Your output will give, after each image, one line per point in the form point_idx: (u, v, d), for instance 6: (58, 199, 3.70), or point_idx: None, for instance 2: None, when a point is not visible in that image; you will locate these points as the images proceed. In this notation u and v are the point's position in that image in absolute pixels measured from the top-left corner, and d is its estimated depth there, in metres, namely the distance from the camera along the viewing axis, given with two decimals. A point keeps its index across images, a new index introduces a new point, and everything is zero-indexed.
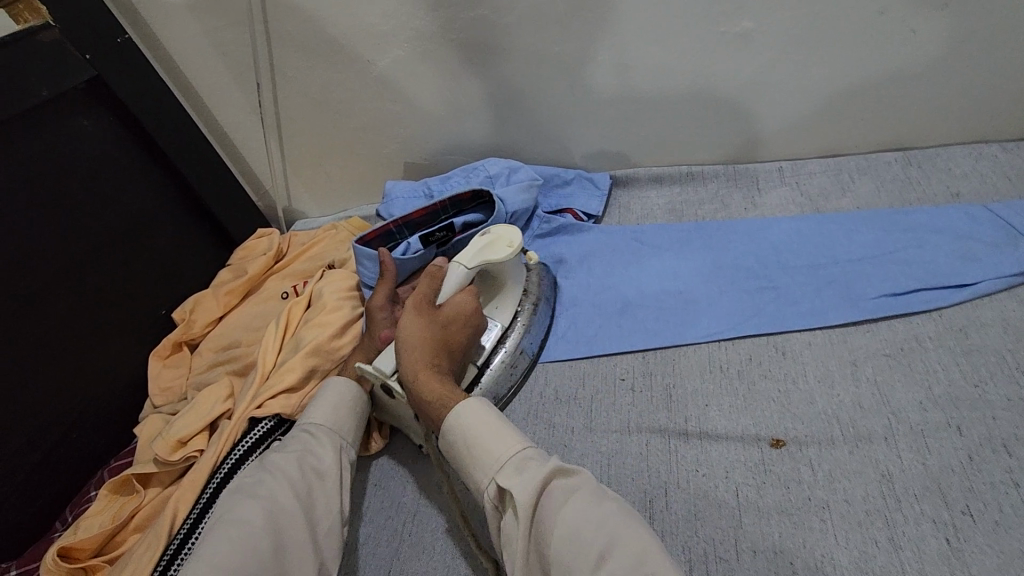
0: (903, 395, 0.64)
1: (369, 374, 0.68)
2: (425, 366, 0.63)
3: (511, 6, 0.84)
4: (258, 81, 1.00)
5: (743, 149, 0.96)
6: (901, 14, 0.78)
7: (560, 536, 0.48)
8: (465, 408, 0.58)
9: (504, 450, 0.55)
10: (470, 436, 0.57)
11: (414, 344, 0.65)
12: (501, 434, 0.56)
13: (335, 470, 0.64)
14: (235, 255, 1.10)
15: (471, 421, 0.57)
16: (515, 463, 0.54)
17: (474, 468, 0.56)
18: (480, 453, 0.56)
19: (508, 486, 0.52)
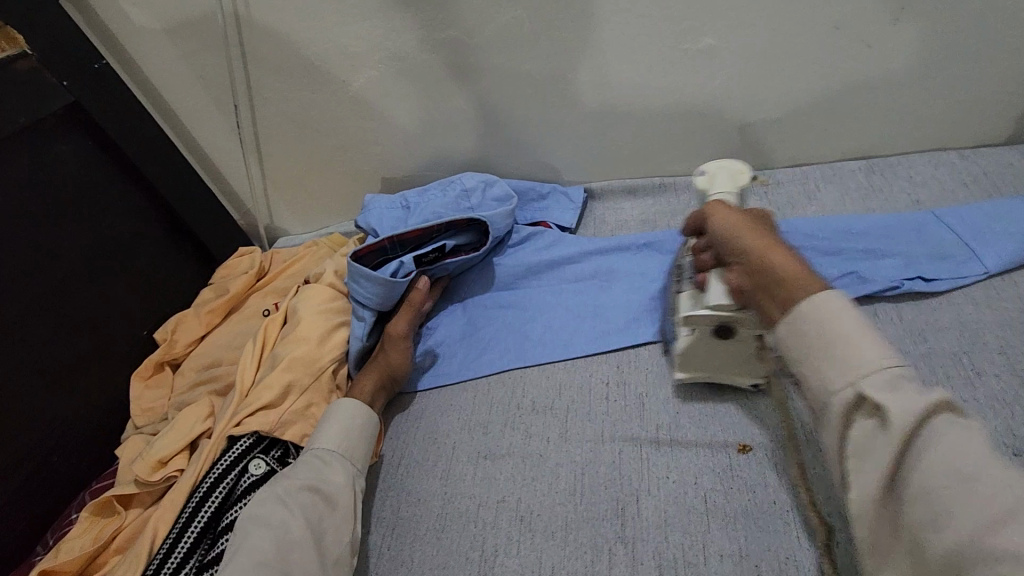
0: None
1: (705, 316, 0.65)
2: (771, 247, 0.57)
3: (484, 26, 0.87)
4: (236, 104, 1.02)
5: (714, 160, 0.98)
6: (856, 28, 0.81)
7: (943, 478, 0.42)
8: (837, 304, 0.49)
9: (874, 357, 0.46)
10: (823, 331, 0.49)
11: (741, 236, 0.60)
12: (861, 341, 0.47)
13: (348, 493, 0.66)
14: (216, 274, 1.10)
15: (838, 317, 0.48)
16: (890, 376, 0.45)
17: (812, 371, 0.49)
18: (841, 353, 0.47)
19: (885, 398, 0.44)
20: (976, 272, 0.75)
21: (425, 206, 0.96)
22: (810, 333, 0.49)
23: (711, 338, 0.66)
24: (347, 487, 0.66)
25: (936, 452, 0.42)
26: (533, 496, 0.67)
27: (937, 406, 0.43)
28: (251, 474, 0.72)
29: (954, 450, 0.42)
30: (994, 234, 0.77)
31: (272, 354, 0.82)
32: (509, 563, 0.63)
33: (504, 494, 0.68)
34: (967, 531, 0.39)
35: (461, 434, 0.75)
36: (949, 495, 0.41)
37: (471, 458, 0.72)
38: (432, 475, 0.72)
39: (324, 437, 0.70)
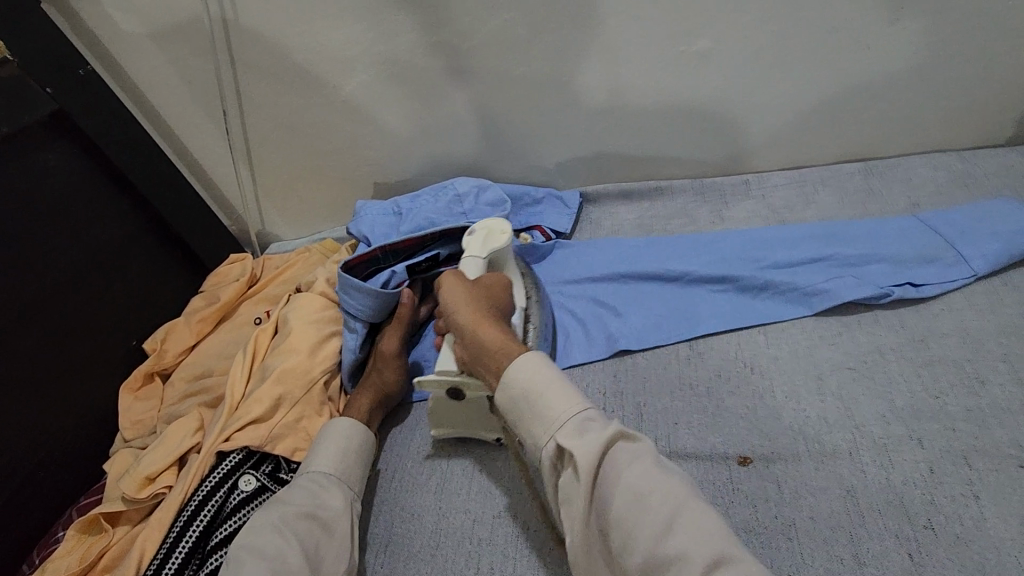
0: (866, 407, 0.64)
1: (432, 381, 0.68)
2: (483, 320, 0.64)
3: (475, 29, 0.85)
4: (225, 109, 1.00)
5: (710, 163, 0.97)
6: (852, 30, 0.80)
7: (624, 505, 0.48)
8: (525, 365, 0.57)
9: (564, 408, 0.54)
10: (533, 389, 0.56)
11: (458, 311, 0.66)
12: (564, 394, 0.55)
13: (346, 516, 0.64)
14: (207, 281, 1.09)
15: (536, 377, 0.56)
16: (577, 423, 0.53)
17: (532, 424, 0.55)
18: (541, 408, 0.55)
19: (569, 446, 0.51)
20: (963, 274, 0.72)
21: (418, 212, 0.94)
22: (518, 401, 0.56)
23: (448, 400, 0.70)
24: (346, 510, 0.64)
25: (620, 478, 0.49)
26: (529, 511, 0.66)
27: (613, 438, 0.50)
28: (241, 491, 0.71)
29: (633, 476, 0.49)
30: (982, 234, 0.73)
31: (262, 366, 0.81)
32: None
33: (499, 510, 0.67)
34: (643, 552, 0.46)
35: (456, 447, 0.74)
36: (628, 517, 0.47)
37: (465, 472, 0.71)
38: (426, 489, 0.71)
39: (323, 458, 0.68)
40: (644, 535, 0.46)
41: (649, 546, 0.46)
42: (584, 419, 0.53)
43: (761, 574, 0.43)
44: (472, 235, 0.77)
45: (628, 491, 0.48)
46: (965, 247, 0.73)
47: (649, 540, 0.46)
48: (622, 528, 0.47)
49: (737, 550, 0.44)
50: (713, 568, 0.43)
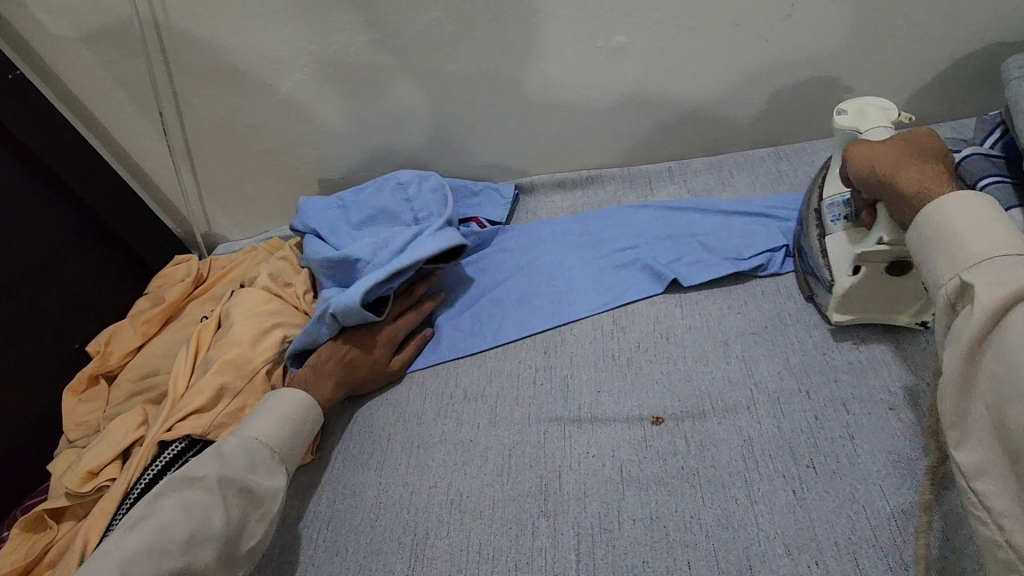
0: (764, 366, 0.71)
1: (874, 253, 0.64)
2: (906, 170, 0.58)
3: (405, 28, 0.89)
4: (161, 111, 1.01)
5: (637, 151, 1.03)
6: (753, 24, 0.87)
7: (1018, 355, 0.43)
8: (946, 206, 0.51)
9: (987, 248, 0.48)
10: (943, 231, 0.51)
11: (876, 159, 0.61)
12: (990, 232, 0.49)
13: (275, 495, 0.67)
14: (152, 283, 1.09)
15: (958, 217, 0.50)
16: (991, 267, 0.47)
17: (937, 266, 0.51)
18: (946, 247, 0.50)
19: (974, 283, 0.47)
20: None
21: (363, 204, 0.97)
22: (926, 240, 0.52)
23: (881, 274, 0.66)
24: (277, 490, 0.67)
25: (1021, 326, 0.44)
26: (464, 479, 0.70)
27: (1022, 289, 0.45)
28: None
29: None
30: None
31: (205, 359, 0.83)
32: (439, 544, 0.65)
33: (435, 480, 0.71)
34: None
35: (396, 426, 0.77)
36: (1021, 366, 0.43)
37: (404, 449, 0.75)
38: (367, 467, 0.74)
39: (268, 429, 0.70)
40: None
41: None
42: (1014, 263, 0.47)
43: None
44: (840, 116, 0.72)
45: (1021, 344, 0.43)
46: None
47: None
48: (1013, 374, 0.44)
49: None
50: None
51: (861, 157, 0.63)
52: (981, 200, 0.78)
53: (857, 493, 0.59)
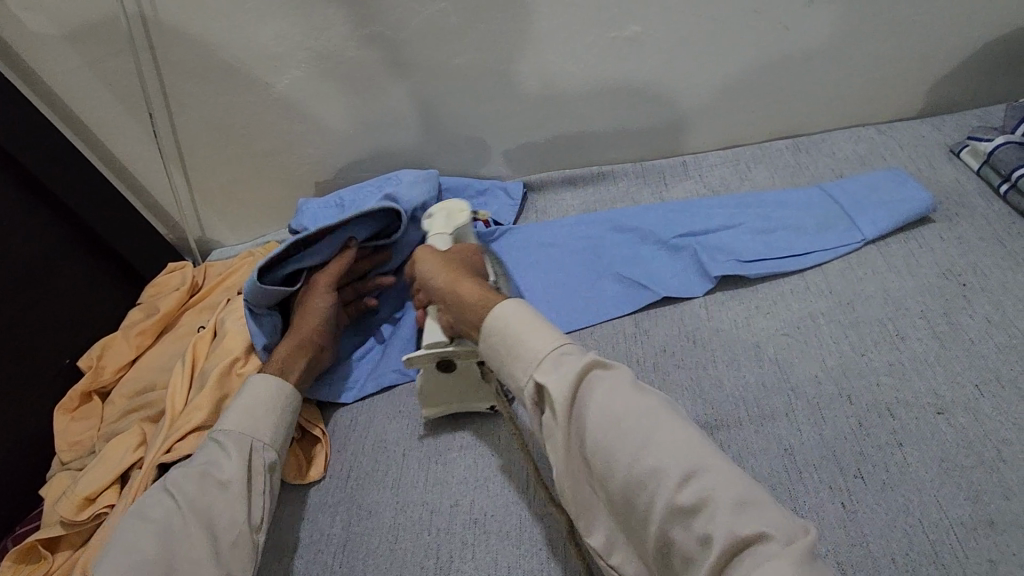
0: (800, 370, 0.67)
1: (420, 356, 0.69)
2: (454, 280, 0.67)
3: (407, 20, 0.84)
4: (151, 112, 0.96)
5: (650, 145, 0.99)
6: (771, 11, 0.83)
7: (601, 427, 0.48)
8: (503, 315, 0.58)
9: (542, 347, 0.54)
10: (508, 335, 0.57)
11: (432, 275, 0.69)
12: (538, 333, 0.55)
13: (241, 479, 0.62)
14: (145, 292, 1.04)
15: (515, 320, 0.57)
16: (553, 359, 0.53)
17: (515, 367, 0.55)
18: (519, 352, 0.55)
19: (547, 383, 0.52)
20: (854, 240, 0.77)
21: (361, 203, 0.93)
22: (499, 347, 0.57)
23: (440, 375, 0.70)
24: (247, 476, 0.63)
25: (593, 404, 0.50)
26: (486, 497, 0.66)
27: (586, 368, 0.51)
28: None
29: (608, 401, 0.49)
30: (868, 203, 0.79)
31: (204, 373, 0.78)
32: (464, 567, 0.61)
33: (457, 498, 0.67)
34: (626, 470, 0.46)
35: (411, 440, 0.73)
36: (605, 438, 0.48)
37: (421, 465, 0.71)
38: (382, 485, 0.70)
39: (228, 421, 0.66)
40: (624, 449, 0.47)
41: (627, 466, 0.46)
42: (561, 352, 0.54)
43: (731, 485, 0.44)
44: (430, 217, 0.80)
45: (598, 419, 0.49)
46: (855, 217, 0.78)
47: (626, 462, 0.46)
48: (600, 450, 0.48)
49: (711, 460, 0.45)
50: (686, 478, 0.44)
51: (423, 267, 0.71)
52: (1016, 189, 0.76)
53: (912, 506, 0.56)
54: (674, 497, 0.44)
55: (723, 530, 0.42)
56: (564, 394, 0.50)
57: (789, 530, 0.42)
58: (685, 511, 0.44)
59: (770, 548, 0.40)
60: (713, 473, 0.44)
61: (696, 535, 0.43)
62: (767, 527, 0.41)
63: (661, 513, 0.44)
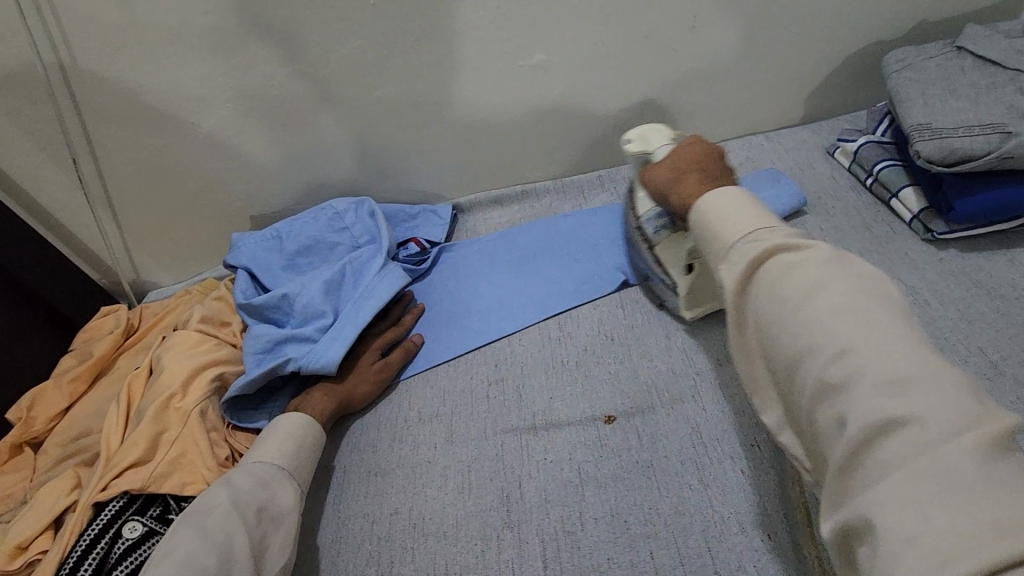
0: (704, 355, 0.74)
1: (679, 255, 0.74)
2: (684, 183, 0.66)
3: (327, 58, 0.89)
4: (76, 158, 0.96)
5: (568, 163, 1.07)
6: (661, 36, 0.92)
7: (765, 307, 0.45)
8: (711, 203, 0.53)
9: (745, 228, 0.49)
10: (710, 221, 0.52)
11: (671, 179, 0.69)
12: (742, 214, 0.50)
13: (294, 513, 0.64)
14: (77, 338, 1.03)
15: (721, 206, 0.52)
16: (743, 244, 0.48)
17: (708, 257, 0.53)
18: (714, 237, 0.51)
19: (729, 270, 0.48)
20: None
21: (298, 234, 0.96)
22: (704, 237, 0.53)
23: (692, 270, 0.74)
24: (297, 508, 0.64)
25: (761, 287, 0.46)
26: (425, 501, 0.69)
27: (765, 253, 0.46)
28: (124, 539, 0.68)
29: (782, 279, 0.45)
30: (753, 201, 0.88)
31: (139, 410, 0.78)
32: (405, 570, 0.64)
33: (396, 506, 0.69)
34: (787, 347, 0.43)
35: (352, 457, 0.76)
36: (770, 319, 0.45)
37: (361, 479, 0.73)
38: (324, 503, 0.72)
39: (280, 451, 0.68)
40: (789, 325, 0.43)
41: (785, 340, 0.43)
42: (749, 240, 0.49)
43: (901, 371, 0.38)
44: (630, 144, 0.85)
45: (764, 299, 0.45)
46: None
47: (790, 337, 0.43)
48: (766, 329, 0.45)
49: (903, 354, 0.39)
50: (838, 355, 0.40)
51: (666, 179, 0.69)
52: (878, 181, 0.86)
53: None
54: (823, 373, 0.40)
55: (868, 411, 0.37)
56: (737, 277, 0.48)
57: (961, 422, 0.35)
58: (833, 387, 0.40)
59: (910, 436, 0.35)
60: (896, 358, 0.38)
61: (839, 409, 0.39)
62: (926, 414, 0.36)
63: (816, 385, 0.41)
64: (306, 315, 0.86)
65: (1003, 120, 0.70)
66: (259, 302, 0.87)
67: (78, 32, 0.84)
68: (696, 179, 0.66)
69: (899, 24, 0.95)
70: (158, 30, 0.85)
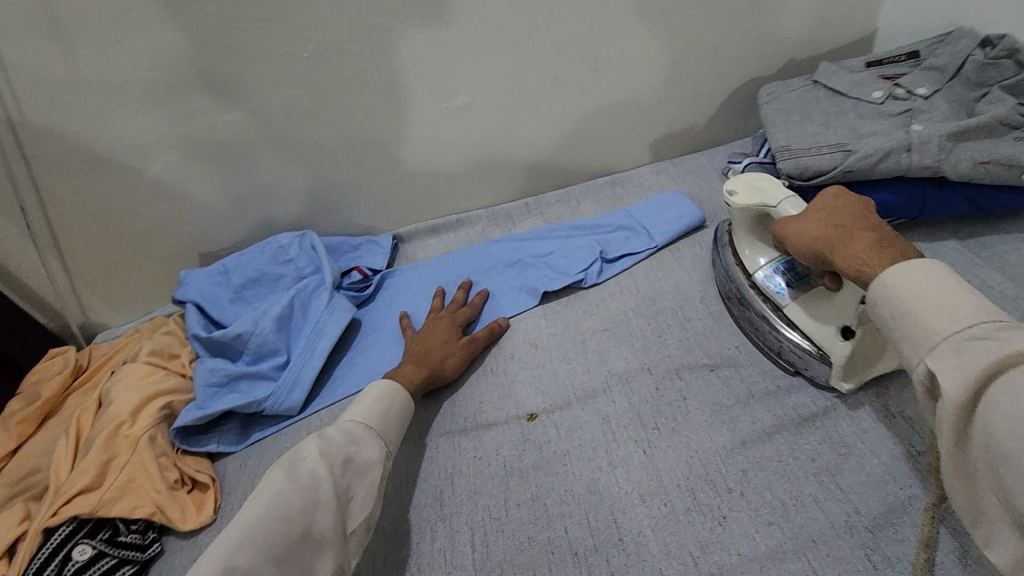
0: (614, 355, 0.83)
1: (833, 316, 0.70)
2: (839, 244, 0.60)
3: (267, 105, 0.97)
4: (22, 206, 1.00)
5: (498, 193, 1.16)
6: (569, 79, 1.04)
7: (1003, 427, 0.41)
8: (905, 277, 0.51)
9: (947, 323, 0.47)
10: (902, 304, 0.50)
11: (818, 238, 0.63)
12: (949, 304, 0.48)
13: (377, 466, 0.66)
14: (24, 381, 1.05)
15: (919, 284, 0.50)
16: (959, 342, 0.46)
17: (902, 340, 0.50)
18: (912, 326, 0.49)
19: (938, 366, 0.46)
20: (649, 245, 0.96)
21: (245, 268, 1.02)
22: (887, 322, 0.52)
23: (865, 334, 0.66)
24: (380, 462, 0.66)
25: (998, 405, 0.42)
26: None
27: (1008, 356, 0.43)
28: (73, 561, 0.71)
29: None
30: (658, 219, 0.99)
31: (88, 441, 0.82)
32: None
33: None
34: None
35: None
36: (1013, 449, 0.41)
37: None
38: None
39: (364, 410, 0.70)
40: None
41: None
42: (967, 337, 0.46)
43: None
44: (736, 195, 0.76)
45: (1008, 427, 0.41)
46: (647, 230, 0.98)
47: None
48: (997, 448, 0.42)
49: None
50: None
51: (811, 233, 0.64)
52: None
53: (692, 441, 0.71)
54: None
55: None
56: (955, 385, 0.45)
57: None
58: None
59: None
60: None
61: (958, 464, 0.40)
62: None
63: None
64: (260, 352, 0.92)
65: (846, 140, 0.83)
66: (212, 338, 0.92)
67: (26, 87, 0.89)
68: (869, 243, 0.57)
69: (772, 62, 1.10)
70: (105, 84, 0.91)
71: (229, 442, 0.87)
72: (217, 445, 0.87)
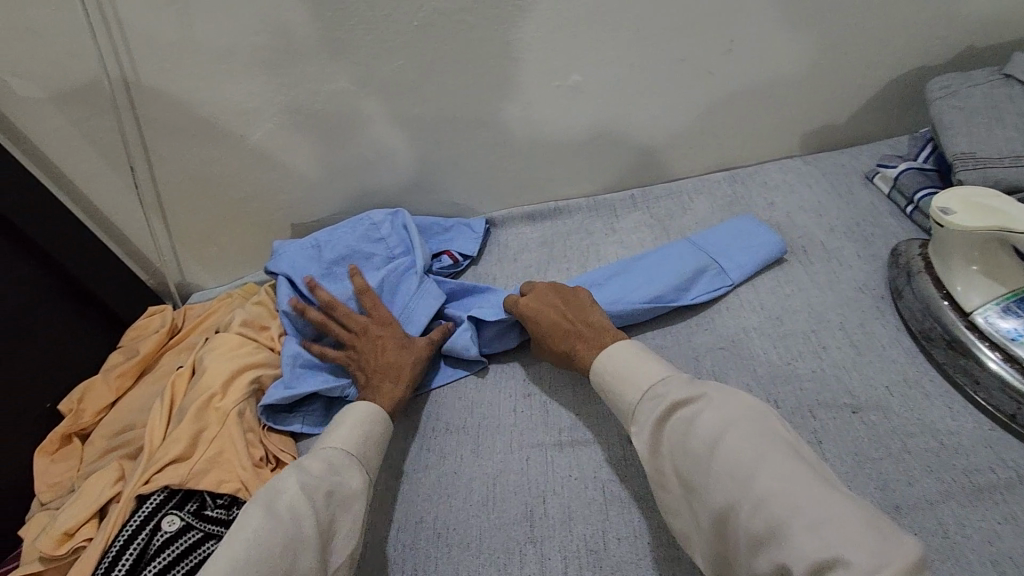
0: (733, 379, 0.73)
1: None
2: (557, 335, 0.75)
3: (372, 77, 0.93)
4: (132, 164, 1.02)
5: (602, 182, 1.08)
6: (697, 61, 0.92)
7: (687, 461, 0.55)
8: (608, 359, 0.67)
9: (633, 397, 0.62)
10: (611, 376, 0.66)
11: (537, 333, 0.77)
12: (643, 371, 0.64)
13: (360, 495, 0.65)
14: (126, 335, 1.08)
15: (616, 360, 0.67)
16: (645, 403, 0.61)
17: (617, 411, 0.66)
18: (614, 396, 0.65)
19: (634, 423, 0.61)
20: (724, 282, 0.84)
21: (337, 243, 0.98)
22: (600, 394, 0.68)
23: None
24: (363, 490, 0.66)
25: (685, 442, 0.56)
26: (450, 509, 0.70)
27: (671, 406, 0.58)
28: (163, 532, 0.71)
29: (683, 440, 0.56)
30: (732, 249, 0.87)
31: (180, 408, 0.82)
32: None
33: (422, 515, 0.70)
34: (715, 502, 0.52)
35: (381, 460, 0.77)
36: (693, 471, 0.54)
37: (387, 487, 0.74)
38: None
39: (345, 434, 0.69)
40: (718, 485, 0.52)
41: (706, 495, 0.53)
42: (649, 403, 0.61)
43: (796, 510, 0.47)
44: (953, 214, 0.69)
45: (677, 460, 0.56)
46: (723, 262, 0.85)
47: (720, 495, 0.51)
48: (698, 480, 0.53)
49: (823, 507, 0.46)
50: (757, 507, 0.48)
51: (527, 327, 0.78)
52: (919, 211, 0.88)
53: None
54: (748, 527, 0.49)
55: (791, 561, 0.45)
56: (645, 439, 0.59)
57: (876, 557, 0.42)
58: (761, 543, 0.47)
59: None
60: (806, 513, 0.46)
61: None
62: (848, 556, 0.43)
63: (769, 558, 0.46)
64: None
65: None
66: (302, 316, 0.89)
67: (141, 46, 0.89)
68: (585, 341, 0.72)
69: (945, 51, 0.94)
70: (214, 47, 0.89)
71: (313, 424, 0.85)
72: (302, 426, 0.85)
